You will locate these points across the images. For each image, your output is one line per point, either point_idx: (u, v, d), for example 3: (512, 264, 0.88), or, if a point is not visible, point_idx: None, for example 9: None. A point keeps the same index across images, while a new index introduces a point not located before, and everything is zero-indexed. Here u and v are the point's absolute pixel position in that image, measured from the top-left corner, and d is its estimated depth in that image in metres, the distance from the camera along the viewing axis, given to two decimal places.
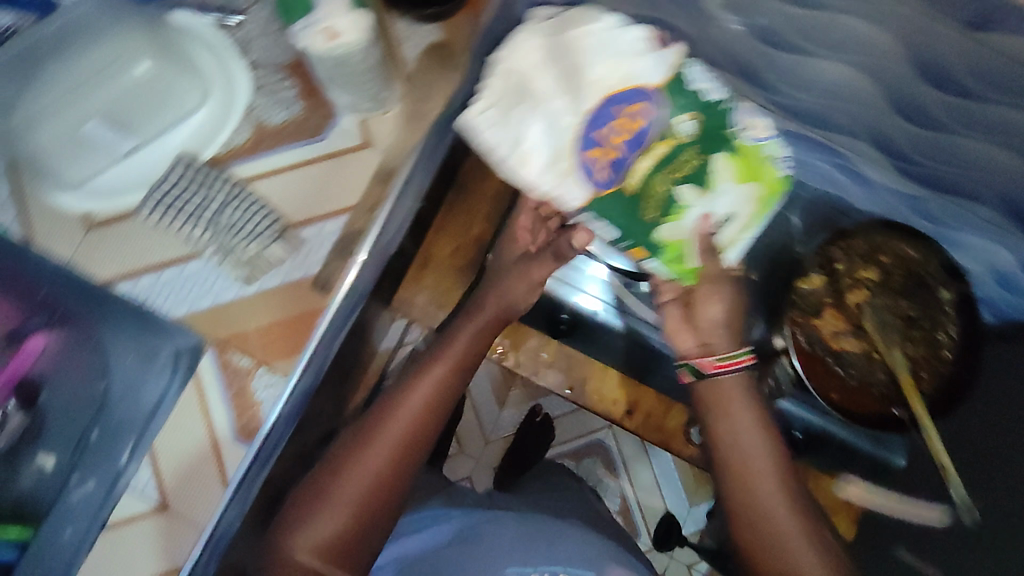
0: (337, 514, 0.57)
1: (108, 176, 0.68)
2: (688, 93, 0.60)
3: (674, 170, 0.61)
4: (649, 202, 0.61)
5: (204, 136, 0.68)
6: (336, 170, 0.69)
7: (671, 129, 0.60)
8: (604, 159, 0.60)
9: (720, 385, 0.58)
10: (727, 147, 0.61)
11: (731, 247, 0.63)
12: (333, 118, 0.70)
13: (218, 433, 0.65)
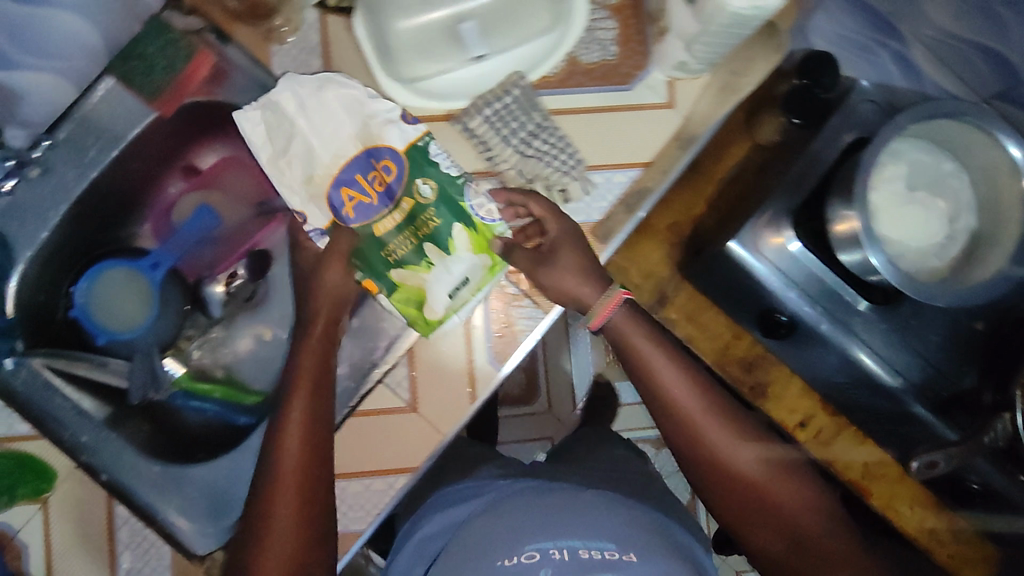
0: (278, 530, 0.58)
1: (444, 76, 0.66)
2: (423, 160, 0.62)
3: (414, 230, 0.63)
4: (391, 256, 0.63)
5: (533, 57, 0.65)
6: (636, 122, 0.68)
7: (413, 190, 0.62)
8: (354, 202, 0.63)
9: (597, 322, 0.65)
10: (460, 216, 0.62)
11: (437, 305, 0.63)
12: (646, 69, 0.68)
13: (476, 351, 0.67)
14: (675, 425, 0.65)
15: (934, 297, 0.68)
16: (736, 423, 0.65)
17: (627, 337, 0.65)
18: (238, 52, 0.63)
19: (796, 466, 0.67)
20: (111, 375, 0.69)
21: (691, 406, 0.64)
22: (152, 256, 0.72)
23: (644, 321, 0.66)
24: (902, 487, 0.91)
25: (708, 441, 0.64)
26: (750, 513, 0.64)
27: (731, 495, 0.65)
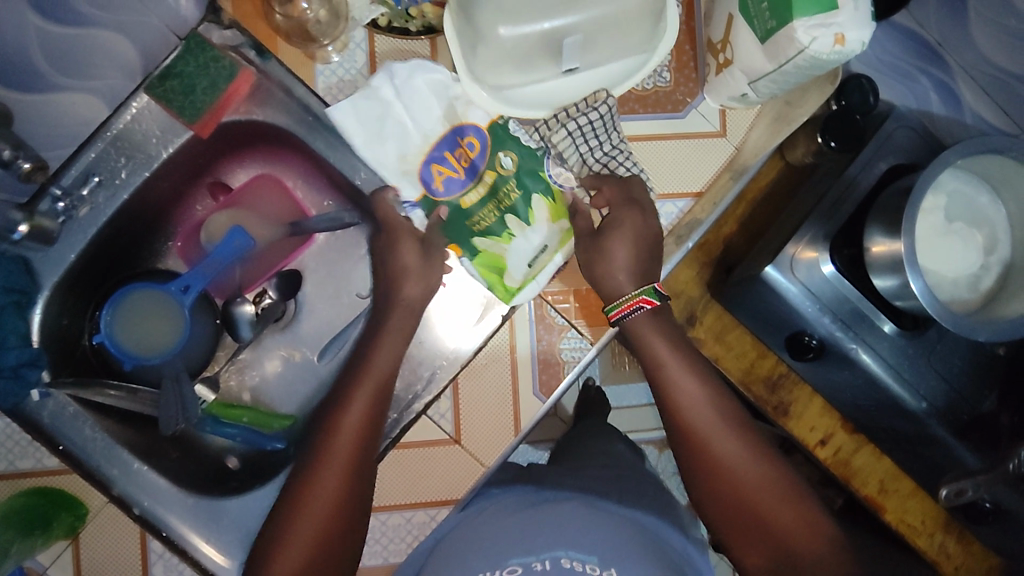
0: (312, 512, 0.55)
1: (520, 90, 0.59)
2: (507, 138, 0.62)
3: (497, 203, 0.61)
4: (477, 226, 0.62)
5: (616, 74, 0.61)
6: (689, 150, 0.68)
7: (494, 163, 0.61)
8: (443, 178, 0.61)
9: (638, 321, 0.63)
10: (541, 185, 0.62)
11: (518, 272, 0.62)
12: (698, 97, 0.68)
13: (522, 381, 0.65)
14: (676, 428, 0.63)
15: (973, 331, 0.70)
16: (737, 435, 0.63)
17: (642, 337, 0.63)
18: (279, 69, 0.62)
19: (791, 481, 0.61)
20: (138, 402, 0.65)
21: (700, 412, 0.62)
22: (183, 279, 0.67)
23: (667, 323, 0.64)
24: (913, 502, 0.92)
25: (719, 448, 0.62)
26: (746, 528, 0.60)
27: (729, 508, 0.61)
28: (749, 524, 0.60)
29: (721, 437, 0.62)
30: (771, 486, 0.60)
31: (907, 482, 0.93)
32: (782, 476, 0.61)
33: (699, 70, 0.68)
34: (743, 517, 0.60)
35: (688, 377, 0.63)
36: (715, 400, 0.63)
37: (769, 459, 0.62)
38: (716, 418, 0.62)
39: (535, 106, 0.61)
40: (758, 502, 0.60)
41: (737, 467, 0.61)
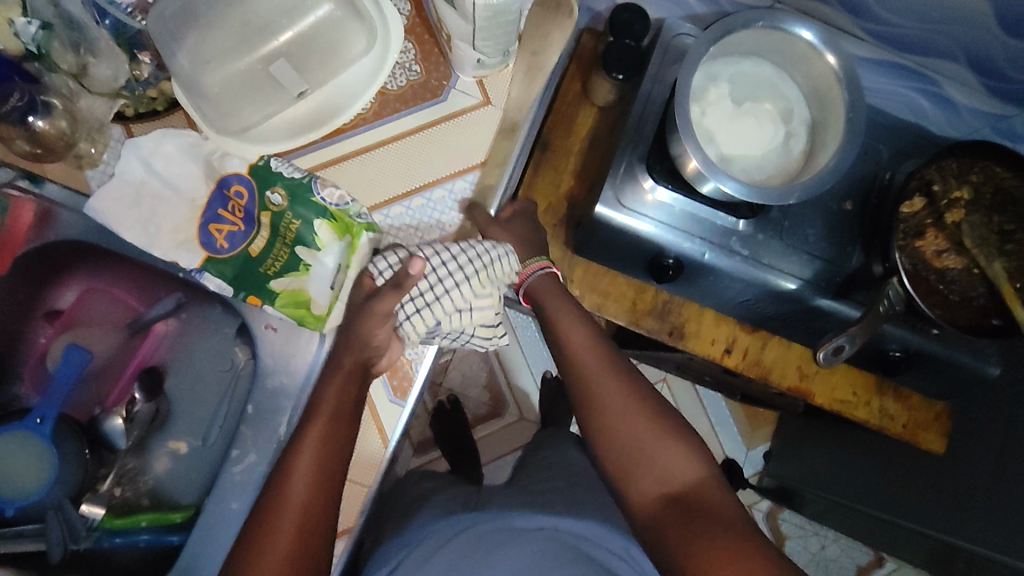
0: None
1: (270, 124, 0.63)
2: (272, 174, 0.63)
3: (283, 240, 0.63)
4: (270, 270, 0.63)
5: (354, 86, 0.63)
6: (459, 127, 0.70)
7: (266, 203, 0.63)
8: (224, 233, 0.63)
9: (541, 280, 0.73)
10: (316, 209, 0.63)
11: (322, 298, 0.64)
12: (452, 77, 0.70)
13: (376, 394, 0.67)
14: (593, 415, 0.66)
15: (785, 196, 0.71)
16: (616, 374, 0.68)
17: (546, 299, 0.72)
18: (57, 189, 0.65)
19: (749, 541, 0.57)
20: (29, 542, 0.68)
21: (590, 359, 0.68)
22: (37, 411, 0.69)
23: (565, 301, 0.72)
24: (836, 377, 0.93)
25: (574, 347, 0.69)
26: (632, 468, 0.63)
27: (625, 451, 0.64)
28: (625, 444, 0.64)
29: (584, 356, 0.68)
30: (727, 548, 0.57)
31: None
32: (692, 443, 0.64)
33: (444, 53, 0.70)
34: (619, 444, 0.64)
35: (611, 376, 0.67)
36: (594, 336, 0.70)
37: (642, 379, 0.68)
38: (600, 360, 0.68)
39: (284, 135, 0.63)
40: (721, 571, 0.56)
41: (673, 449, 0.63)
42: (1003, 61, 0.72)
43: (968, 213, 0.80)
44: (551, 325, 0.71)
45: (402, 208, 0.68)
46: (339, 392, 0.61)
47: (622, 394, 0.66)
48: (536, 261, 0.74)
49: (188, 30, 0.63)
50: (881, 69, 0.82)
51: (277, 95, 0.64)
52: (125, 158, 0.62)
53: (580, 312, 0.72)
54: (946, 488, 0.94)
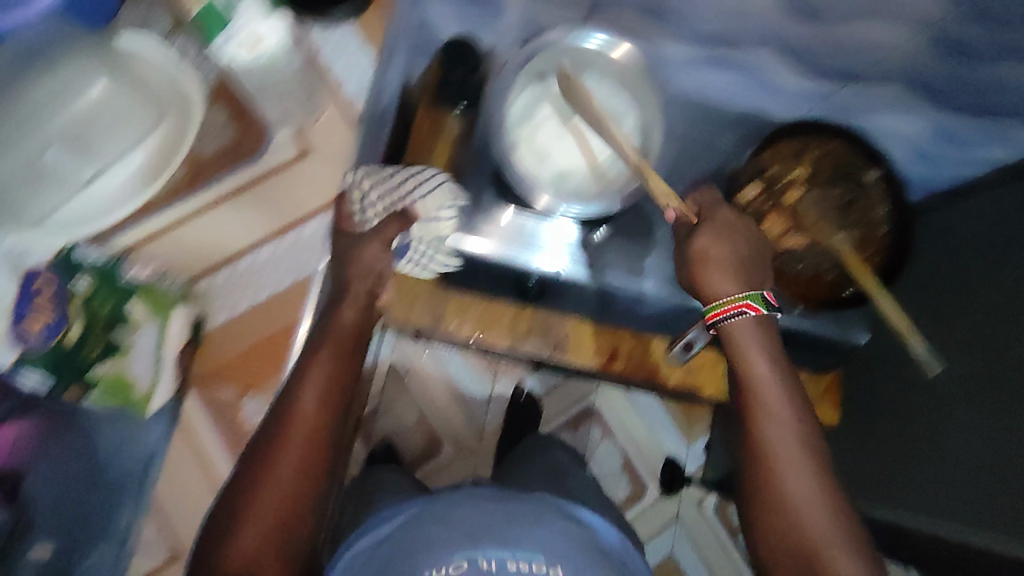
0: (266, 529, 0.61)
1: (71, 207, 0.64)
2: (75, 262, 0.67)
3: (95, 326, 0.69)
4: (87, 355, 0.69)
5: (161, 157, 0.64)
6: (282, 186, 0.79)
7: (70, 291, 0.67)
8: (40, 325, 0.64)
9: (729, 330, 0.68)
10: (127, 291, 0.71)
11: (145, 377, 0.74)
12: (266, 135, 0.70)
13: None
14: (755, 457, 0.64)
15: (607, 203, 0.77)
16: (797, 443, 0.63)
17: (742, 340, 0.67)
18: None
19: (830, 477, 0.63)
20: None
21: (769, 394, 0.65)
22: None
23: (770, 346, 0.67)
24: (725, 366, 0.94)
25: (777, 448, 0.63)
26: (803, 560, 0.61)
27: (791, 544, 0.61)
28: (789, 539, 0.61)
29: (769, 427, 0.64)
30: (819, 501, 0.62)
31: (707, 353, 0.94)
32: (805, 407, 0.66)
33: (254, 110, 0.69)
34: (778, 527, 0.62)
35: (763, 361, 0.66)
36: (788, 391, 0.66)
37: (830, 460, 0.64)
38: (778, 395, 0.65)
39: (89, 219, 0.63)
40: (816, 538, 0.60)
41: (789, 438, 0.63)
42: (806, 39, 0.75)
43: (807, 192, 0.82)
44: (734, 367, 0.67)
45: (241, 272, 0.80)
46: (323, 390, 0.66)
47: (777, 399, 0.65)
48: (740, 298, 0.67)
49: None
50: (705, 64, 0.84)
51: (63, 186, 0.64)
52: None
53: (781, 364, 0.67)
54: (983, 422, 0.64)
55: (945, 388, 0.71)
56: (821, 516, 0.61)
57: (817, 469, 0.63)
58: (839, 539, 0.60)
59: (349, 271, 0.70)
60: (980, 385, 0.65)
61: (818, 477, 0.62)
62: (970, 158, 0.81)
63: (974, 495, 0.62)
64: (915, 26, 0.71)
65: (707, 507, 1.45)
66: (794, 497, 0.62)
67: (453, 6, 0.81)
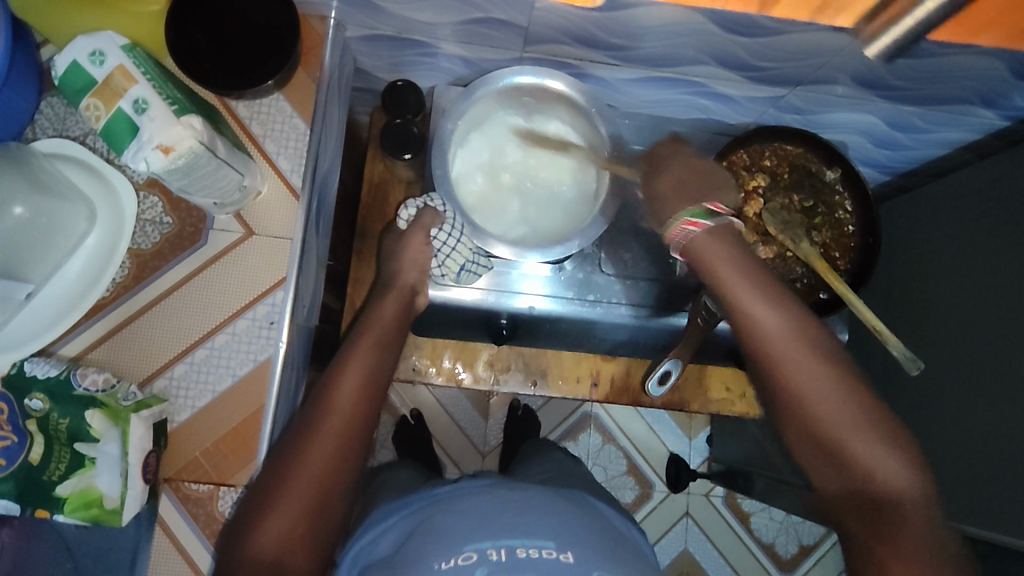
0: (302, 494, 0.57)
1: (14, 327, 0.63)
2: (30, 373, 0.61)
3: (60, 441, 0.62)
4: (54, 475, 0.61)
5: (99, 262, 0.65)
6: (230, 265, 0.68)
7: (28, 408, 0.61)
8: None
9: (708, 242, 0.59)
10: (82, 401, 0.61)
11: (112, 490, 0.61)
12: (207, 218, 0.68)
13: (200, 562, 0.66)
14: (753, 352, 0.58)
15: (569, 240, 0.74)
16: (820, 362, 0.57)
17: (710, 255, 0.59)
18: None
19: (851, 376, 0.57)
20: None
21: (767, 319, 0.58)
22: None
23: (732, 247, 0.60)
24: (707, 376, 0.94)
25: (778, 352, 0.57)
26: (829, 456, 0.56)
27: (814, 439, 0.56)
28: (821, 446, 0.56)
29: (782, 344, 0.57)
30: (832, 393, 0.56)
31: (691, 367, 0.94)
32: (803, 321, 0.58)
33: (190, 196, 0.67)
34: (816, 447, 0.56)
35: (761, 305, 0.58)
36: (783, 310, 0.58)
37: (840, 359, 0.58)
38: (765, 296, 0.58)
39: (41, 331, 0.63)
40: (839, 431, 0.55)
41: (779, 332, 0.57)
42: (746, 55, 0.74)
43: (768, 200, 0.83)
44: (711, 281, 0.60)
45: (186, 366, 0.67)
46: (359, 377, 0.64)
47: (767, 320, 0.58)
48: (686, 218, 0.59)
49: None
50: (651, 85, 0.82)
51: (7, 306, 0.61)
52: None
53: (760, 278, 0.59)
54: (1013, 411, 0.71)
55: (978, 355, 0.77)
56: (837, 408, 0.55)
57: (828, 367, 0.57)
58: (872, 433, 0.55)
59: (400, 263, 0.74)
60: (1007, 371, 0.73)
61: (823, 369, 0.56)
62: (923, 140, 0.91)
63: (1007, 469, 0.70)
64: (854, 34, 0.68)
65: (715, 499, 1.46)
66: (819, 404, 0.56)
67: (385, 53, 0.78)
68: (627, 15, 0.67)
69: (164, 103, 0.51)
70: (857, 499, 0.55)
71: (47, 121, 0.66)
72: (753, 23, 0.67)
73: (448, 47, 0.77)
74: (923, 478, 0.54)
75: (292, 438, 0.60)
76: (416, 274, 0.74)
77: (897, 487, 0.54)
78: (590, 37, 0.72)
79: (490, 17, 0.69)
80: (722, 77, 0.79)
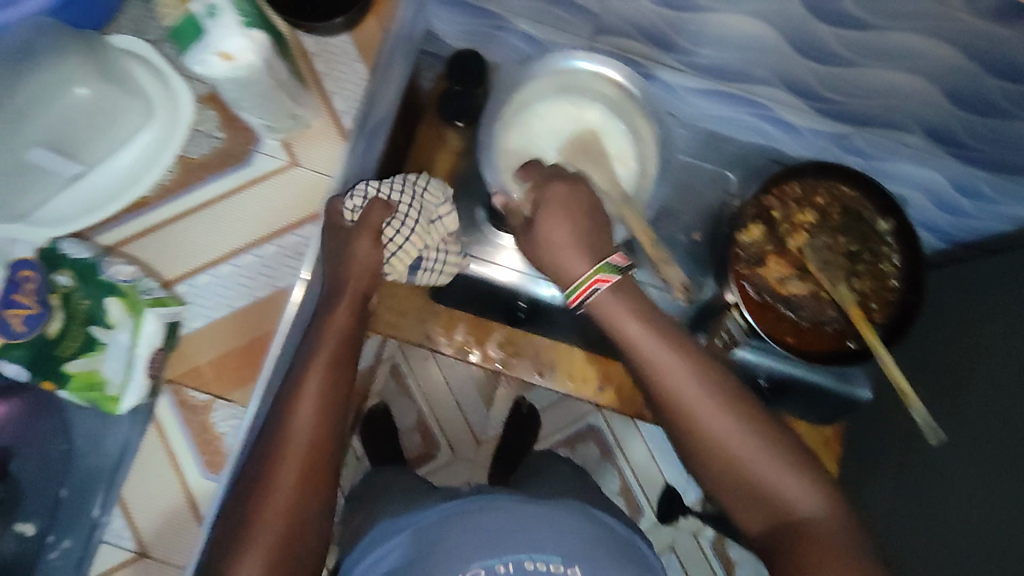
0: (259, 552, 0.52)
1: (56, 206, 0.64)
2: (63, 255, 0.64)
3: (77, 321, 0.64)
4: (64, 351, 0.63)
5: (146, 161, 0.65)
6: (270, 190, 0.70)
7: (53, 284, 0.63)
8: (19, 318, 0.61)
9: (607, 293, 0.57)
10: (106, 289, 0.65)
11: (117, 378, 0.64)
12: (257, 141, 0.70)
13: (188, 472, 0.66)
14: (665, 406, 0.56)
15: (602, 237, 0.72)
16: (732, 408, 0.55)
17: (617, 311, 0.57)
18: None
19: (754, 413, 0.55)
20: None
21: (673, 377, 0.55)
22: None
23: (635, 297, 0.58)
24: None
25: (696, 404, 0.55)
26: (760, 496, 0.54)
27: (737, 481, 0.55)
28: (754, 488, 0.54)
29: (691, 398, 0.55)
30: (751, 441, 0.54)
31: None
32: (698, 360, 0.56)
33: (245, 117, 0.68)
34: (746, 491, 0.55)
35: (667, 353, 0.56)
36: (681, 358, 0.56)
37: (741, 397, 0.56)
38: (686, 363, 0.56)
39: (77, 215, 0.64)
40: (755, 472, 0.54)
41: (689, 377, 0.55)
42: (816, 83, 0.72)
43: (814, 237, 0.80)
44: (614, 338, 0.58)
45: (209, 278, 0.68)
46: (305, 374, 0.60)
47: (672, 368, 0.55)
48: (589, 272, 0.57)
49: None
50: (714, 98, 0.81)
51: (50, 182, 0.63)
52: None
53: (651, 318, 0.57)
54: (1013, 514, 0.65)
55: (991, 462, 0.70)
56: (757, 450, 0.54)
57: (740, 412, 0.55)
58: (809, 470, 0.54)
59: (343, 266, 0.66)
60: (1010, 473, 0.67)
61: (728, 412, 0.55)
62: (988, 210, 0.87)
63: None
64: (932, 79, 0.66)
65: (704, 540, 1.42)
66: (745, 450, 0.54)
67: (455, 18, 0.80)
68: (697, 20, 0.68)
69: (234, 13, 0.51)
70: (780, 537, 0.53)
71: (129, 19, 0.68)
72: (825, 48, 0.66)
73: (518, 23, 0.78)
74: (839, 506, 0.53)
75: (243, 494, 0.54)
76: (366, 279, 0.66)
77: (824, 515, 0.53)
78: (660, 36, 0.73)
79: None
80: (787, 101, 0.77)
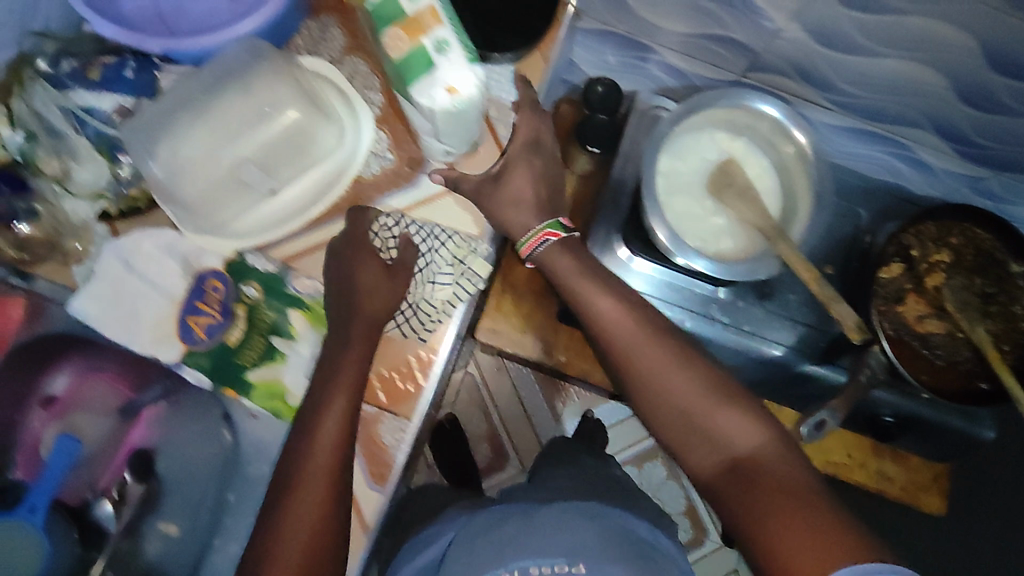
0: (317, 486, 0.59)
1: (249, 219, 0.67)
2: (248, 270, 0.70)
3: (260, 331, 0.69)
4: (248, 360, 0.69)
5: (330, 180, 0.68)
6: (437, 213, 0.72)
7: (241, 296, 0.70)
8: (201, 325, 0.69)
9: (551, 256, 0.64)
10: (289, 301, 0.70)
11: (296, 388, 0.69)
12: (424, 164, 0.71)
13: (355, 482, 0.69)
14: (610, 354, 0.62)
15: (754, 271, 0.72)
16: (681, 357, 0.60)
17: (560, 270, 0.64)
18: (46, 285, 0.69)
19: (693, 359, 0.60)
20: None
21: (623, 332, 0.61)
22: (28, 501, 0.66)
23: (582, 261, 0.64)
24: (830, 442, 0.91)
25: (625, 349, 0.61)
26: (704, 436, 0.57)
27: (677, 423, 0.59)
28: (702, 431, 0.58)
29: (647, 356, 0.60)
30: (701, 390, 0.58)
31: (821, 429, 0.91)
32: (642, 320, 0.61)
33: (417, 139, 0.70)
34: (699, 435, 0.58)
35: (605, 300, 0.62)
36: (628, 310, 0.62)
37: (697, 353, 0.60)
38: (642, 325, 0.61)
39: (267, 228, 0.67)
40: (703, 410, 0.57)
41: (616, 316, 0.61)
42: (967, 127, 0.74)
43: (949, 278, 0.81)
44: (572, 300, 0.64)
45: None
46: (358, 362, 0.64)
47: (609, 313, 0.62)
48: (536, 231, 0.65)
49: (155, 140, 0.63)
50: (853, 135, 0.83)
51: (246, 196, 0.67)
52: (104, 262, 0.68)
53: (605, 279, 0.63)
54: None
55: None
56: (697, 392, 0.58)
57: (676, 352, 0.60)
58: (720, 410, 0.57)
59: (354, 296, 0.67)
60: None
61: (683, 361, 0.59)
62: None
63: None
64: None
65: None
66: (672, 394, 0.58)
67: (604, 46, 0.82)
68: (858, 63, 0.70)
69: (462, 49, 0.54)
70: (728, 475, 0.55)
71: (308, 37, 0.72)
72: (987, 93, 0.67)
73: (667, 54, 0.79)
74: (776, 436, 0.56)
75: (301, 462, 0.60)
76: (381, 301, 0.67)
77: (755, 449, 0.55)
78: (815, 74, 0.74)
79: (726, 35, 0.72)
80: (930, 141, 0.79)
